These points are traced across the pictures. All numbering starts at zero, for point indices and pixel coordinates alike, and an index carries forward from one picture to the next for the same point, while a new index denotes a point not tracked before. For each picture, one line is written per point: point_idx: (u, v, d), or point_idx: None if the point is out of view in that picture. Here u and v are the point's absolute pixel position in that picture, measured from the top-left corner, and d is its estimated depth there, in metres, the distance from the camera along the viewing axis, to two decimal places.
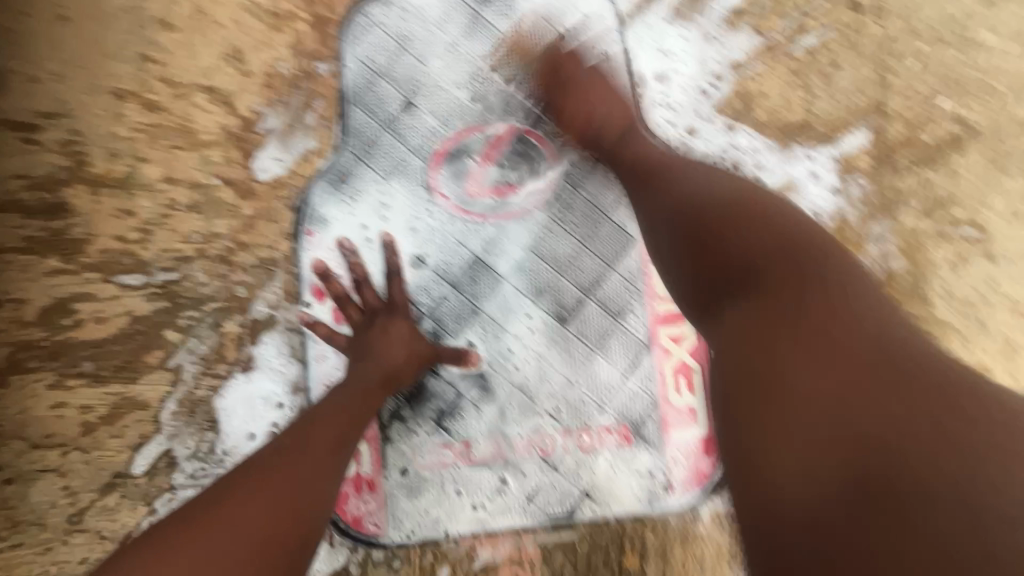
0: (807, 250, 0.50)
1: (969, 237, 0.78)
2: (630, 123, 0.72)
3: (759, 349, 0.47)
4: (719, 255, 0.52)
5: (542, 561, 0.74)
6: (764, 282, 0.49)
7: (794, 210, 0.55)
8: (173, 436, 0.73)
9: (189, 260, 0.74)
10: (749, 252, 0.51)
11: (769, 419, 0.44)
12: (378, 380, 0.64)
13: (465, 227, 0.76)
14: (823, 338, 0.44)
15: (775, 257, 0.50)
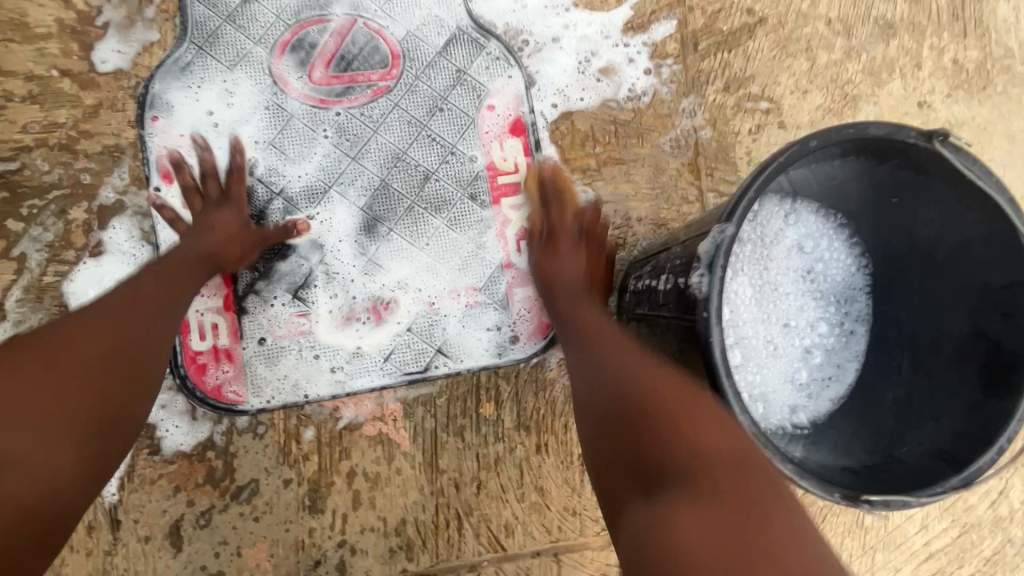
0: (727, 464, 0.46)
1: (764, 110, 0.91)
2: (585, 285, 0.75)
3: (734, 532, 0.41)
4: (640, 460, 0.49)
5: (403, 416, 0.79)
6: (716, 486, 0.44)
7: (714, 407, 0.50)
8: (20, 322, 0.73)
9: (29, 149, 0.75)
10: (682, 462, 0.46)
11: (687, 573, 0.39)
12: (200, 251, 0.70)
13: (311, 113, 0.81)
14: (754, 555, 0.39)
15: (713, 465, 0.46)
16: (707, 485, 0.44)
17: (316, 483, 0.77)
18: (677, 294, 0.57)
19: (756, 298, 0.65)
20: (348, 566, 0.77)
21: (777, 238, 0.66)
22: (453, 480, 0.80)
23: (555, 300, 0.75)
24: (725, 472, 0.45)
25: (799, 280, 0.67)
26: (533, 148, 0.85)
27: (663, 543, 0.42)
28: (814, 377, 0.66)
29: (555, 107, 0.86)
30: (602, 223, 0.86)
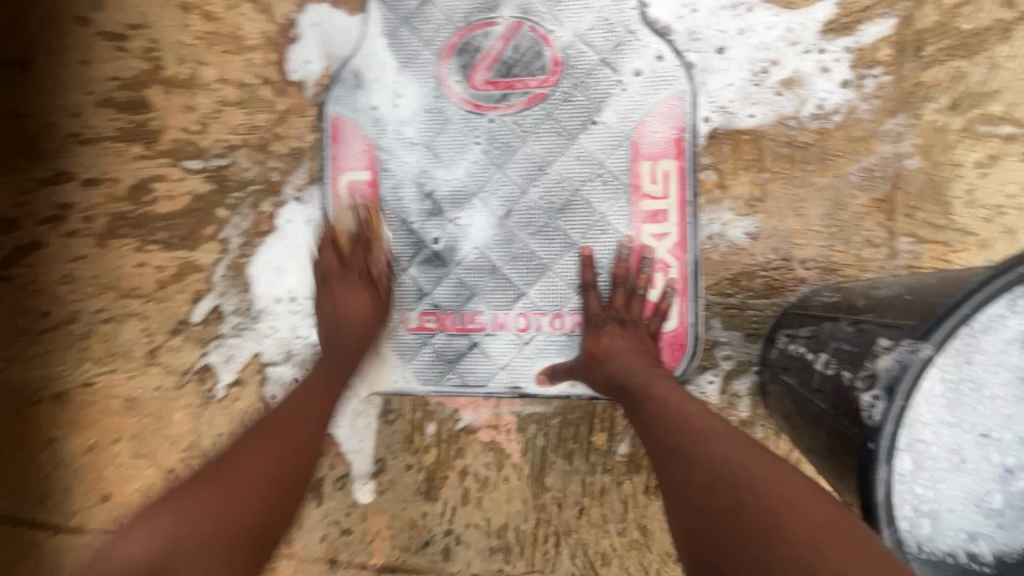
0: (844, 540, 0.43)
1: (1005, 136, 0.71)
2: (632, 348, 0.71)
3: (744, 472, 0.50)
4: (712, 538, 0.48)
5: (516, 429, 0.82)
6: None
7: (754, 481, 0.49)
8: (222, 293, 0.92)
9: (236, 148, 0.89)
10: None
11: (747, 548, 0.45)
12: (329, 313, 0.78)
13: (466, 119, 0.82)
14: None
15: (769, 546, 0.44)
16: None
17: (432, 473, 0.84)
18: (842, 389, 0.48)
19: (947, 398, 0.53)
20: (451, 552, 0.84)
21: (988, 325, 0.53)
22: (555, 500, 0.81)
23: (606, 378, 0.69)
24: None
25: (1014, 381, 0.53)
26: (688, 175, 0.77)
27: None
28: (1014, 504, 0.53)
29: (711, 123, 0.77)
30: (757, 261, 0.76)
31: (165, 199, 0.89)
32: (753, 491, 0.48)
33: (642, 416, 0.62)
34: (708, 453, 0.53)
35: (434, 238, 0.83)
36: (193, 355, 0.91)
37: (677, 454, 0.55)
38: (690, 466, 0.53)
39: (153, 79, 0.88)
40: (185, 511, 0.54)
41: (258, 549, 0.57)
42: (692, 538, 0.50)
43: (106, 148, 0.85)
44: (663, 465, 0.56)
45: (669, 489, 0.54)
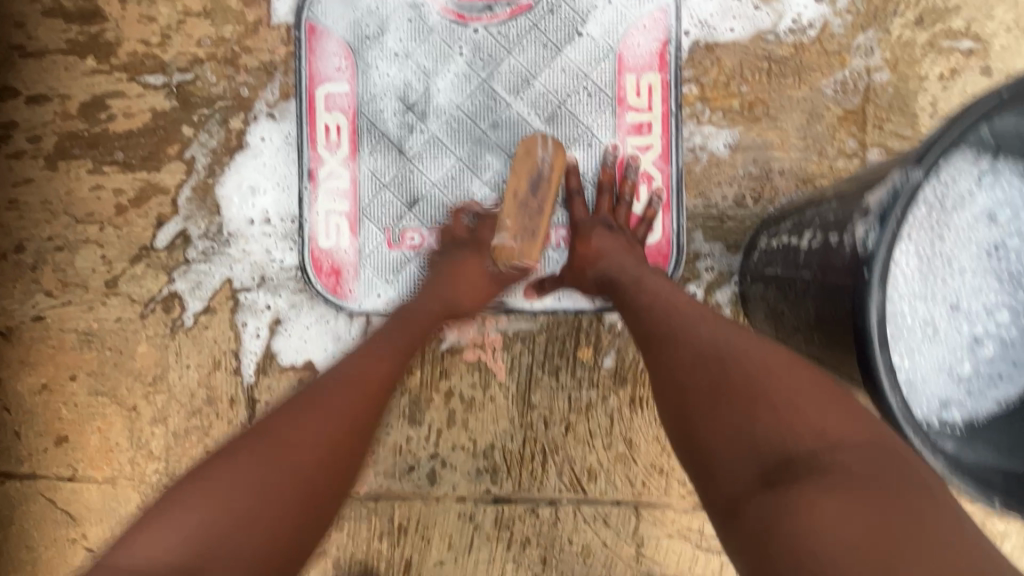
0: (814, 395, 0.45)
1: (965, 50, 0.75)
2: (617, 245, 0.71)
3: (726, 345, 0.51)
4: (691, 407, 0.49)
5: (502, 348, 0.81)
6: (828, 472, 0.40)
7: (733, 348, 0.51)
8: (188, 218, 0.84)
9: (201, 62, 0.83)
10: (791, 443, 0.43)
11: (728, 414, 0.47)
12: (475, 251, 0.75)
13: (450, 29, 0.80)
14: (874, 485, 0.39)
15: (749, 402, 0.46)
16: (828, 476, 0.40)
17: (416, 396, 0.82)
18: (831, 250, 0.49)
19: (920, 273, 0.55)
20: (437, 477, 0.82)
21: (959, 201, 0.55)
22: (542, 417, 0.81)
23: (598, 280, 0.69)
24: (865, 463, 0.40)
25: (981, 255, 0.56)
26: (672, 89, 0.78)
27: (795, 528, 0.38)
28: (980, 371, 0.56)
29: (692, 37, 0.78)
30: (738, 174, 0.77)
31: (122, 117, 0.85)
32: (739, 358, 0.49)
33: (633, 308, 0.62)
34: (692, 333, 0.54)
35: (416, 154, 0.81)
36: (156, 285, 0.84)
37: (662, 337, 0.56)
38: (682, 343, 0.54)
39: None
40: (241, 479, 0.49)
41: (314, 523, 0.52)
42: (674, 410, 0.51)
43: (53, 63, 0.85)
44: (647, 344, 0.57)
45: (652, 368, 0.55)
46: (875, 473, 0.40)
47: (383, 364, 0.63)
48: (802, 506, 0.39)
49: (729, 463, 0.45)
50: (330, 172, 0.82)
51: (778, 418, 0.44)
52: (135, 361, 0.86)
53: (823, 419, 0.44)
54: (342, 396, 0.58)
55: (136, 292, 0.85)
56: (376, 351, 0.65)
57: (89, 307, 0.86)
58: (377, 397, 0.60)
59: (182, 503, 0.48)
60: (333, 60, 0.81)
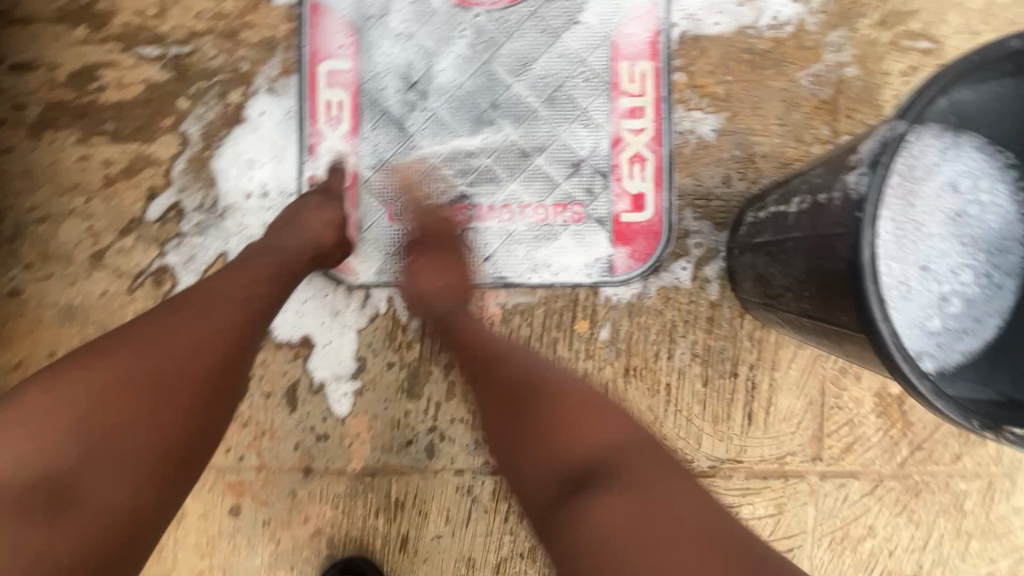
0: (542, 400, 0.59)
1: (922, 49, 0.83)
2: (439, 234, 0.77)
3: (510, 351, 0.67)
4: (505, 397, 0.62)
5: (501, 321, 0.83)
6: (608, 475, 0.51)
7: (512, 352, 0.67)
8: (182, 190, 0.83)
9: (200, 35, 0.83)
10: (573, 445, 0.54)
11: (535, 412, 0.58)
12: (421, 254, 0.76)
13: (452, 12, 0.83)
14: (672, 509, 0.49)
15: (521, 397, 0.60)
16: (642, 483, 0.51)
17: (415, 369, 0.83)
18: (821, 207, 0.54)
19: (894, 234, 0.61)
20: (435, 450, 0.83)
21: (928, 172, 0.61)
22: None
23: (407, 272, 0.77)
24: (627, 456, 0.53)
25: (947, 221, 0.62)
26: (664, 76, 0.83)
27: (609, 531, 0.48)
28: (948, 326, 0.62)
29: (681, 28, 0.83)
30: (724, 157, 0.83)
31: (114, 88, 0.83)
32: (517, 366, 0.64)
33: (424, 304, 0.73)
34: (477, 336, 0.69)
35: (418, 131, 0.83)
36: (146, 258, 0.82)
37: (458, 336, 0.70)
38: (502, 372, 0.64)
39: None
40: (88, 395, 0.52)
41: (194, 442, 0.55)
42: (501, 398, 0.62)
43: (41, 31, 0.83)
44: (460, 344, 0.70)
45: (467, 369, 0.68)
46: (631, 468, 0.52)
47: (241, 290, 0.63)
48: (590, 504, 0.50)
49: (525, 461, 0.57)
50: (330, 147, 0.83)
51: (547, 411, 0.58)
52: None
53: (603, 433, 0.55)
54: (202, 326, 0.58)
55: (124, 265, 0.83)
56: (242, 282, 0.63)
57: (72, 281, 0.83)
58: (242, 335, 0.60)
59: (1, 420, 0.51)
60: (336, 38, 0.83)
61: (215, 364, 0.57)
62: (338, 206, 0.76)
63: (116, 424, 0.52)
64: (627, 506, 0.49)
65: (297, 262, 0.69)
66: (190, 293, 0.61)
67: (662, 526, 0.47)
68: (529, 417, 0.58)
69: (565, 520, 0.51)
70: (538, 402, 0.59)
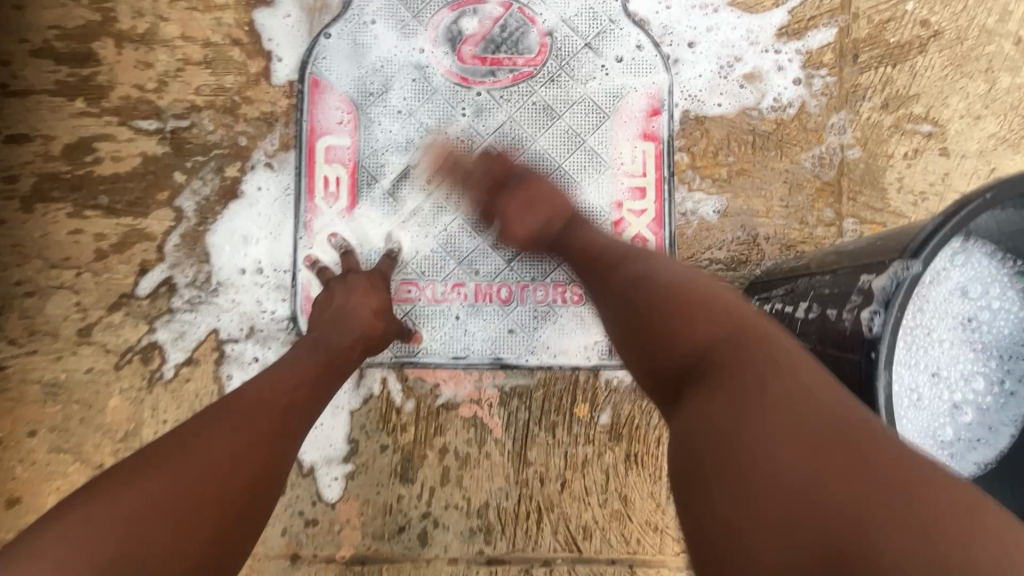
0: (645, 299, 0.53)
1: (925, 132, 0.82)
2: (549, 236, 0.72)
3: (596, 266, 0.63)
4: (612, 296, 0.57)
5: (498, 403, 0.80)
6: (712, 371, 0.43)
7: (629, 260, 0.60)
8: (174, 265, 0.81)
9: (199, 110, 0.82)
10: (694, 348, 0.46)
11: (632, 319, 0.53)
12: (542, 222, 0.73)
13: (453, 90, 0.82)
14: (786, 404, 0.38)
15: (627, 314, 0.54)
16: (731, 373, 0.42)
17: (409, 453, 0.80)
18: (829, 325, 0.52)
19: (907, 343, 0.59)
20: (428, 538, 0.79)
21: (939, 277, 0.60)
22: (538, 474, 0.80)
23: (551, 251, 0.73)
24: (733, 349, 0.44)
25: (957, 327, 0.60)
26: (665, 157, 0.82)
27: (707, 433, 0.40)
28: (961, 436, 0.60)
29: (683, 109, 0.83)
30: (726, 238, 0.82)
31: (109, 161, 0.82)
32: (622, 272, 0.58)
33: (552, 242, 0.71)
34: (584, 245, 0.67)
35: (417, 209, 0.82)
36: (135, 334, 0.80)
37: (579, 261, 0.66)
38: (614, 283, 0.58)
39: (104, 30, 0.83)
40: (132, 498, 0.46)
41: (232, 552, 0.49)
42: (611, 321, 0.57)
43: (38, 103, 0.82)
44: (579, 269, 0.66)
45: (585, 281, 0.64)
46: (744, 360, 0.43)
47: (287, 388, 0.60)
48: (697, 402, 0.42)
49: (651, 369, 0.50)
50: (327, 223, 0.82)
51: (651, 320, 0.51)
52: (105, 415, 0.80)
53: (706, 324, 0.48)
54: (244, 433, 0.53)
55: (112, 342, 0.80)
56: (286, 385, 0.60)
57: (58, 356, 0.80)
58: (285, 440, 0.56)
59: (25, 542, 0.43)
60: (336, 114, 0.82)
61: (260, 472, 0.52)
62: (362, 289, 0.72)
63: (150, 540, 0.44)
64: (745, 420, 0.38)
65: (344, 361, 0.67)
66: (234, 395, 0.57)
67: (770, 435, 0.37)
68: (642, 324, 0.52)
69: (683, 421, 0.43)
70: (653, 304, 0.52)
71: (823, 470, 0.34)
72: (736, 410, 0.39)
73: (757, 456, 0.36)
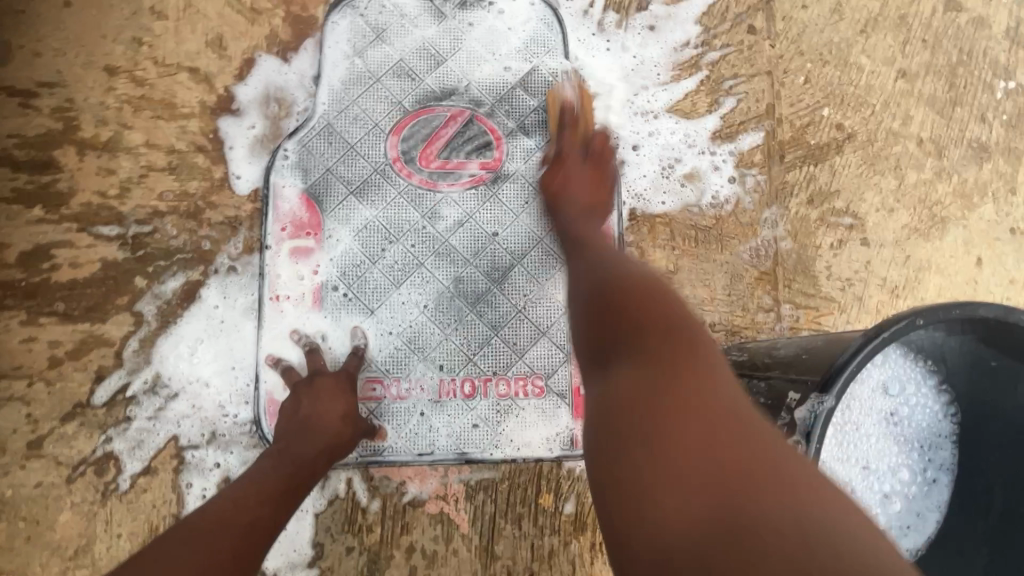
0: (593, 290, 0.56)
1: (847, 224, 0.91)
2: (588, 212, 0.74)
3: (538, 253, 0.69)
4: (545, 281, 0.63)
5: (465, 498, 0.81)
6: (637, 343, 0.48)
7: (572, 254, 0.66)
8: (133, 371, 0.80)
9: (162, 215, 0.84)
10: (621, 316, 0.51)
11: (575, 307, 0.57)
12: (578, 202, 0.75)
13: (415, 192, 0.86)
14: (667, 372, 0.44)
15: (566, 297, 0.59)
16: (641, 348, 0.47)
17: (376, 554, 0.80)
18: None
19: (838, 439, 0.64)
20: None
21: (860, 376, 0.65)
22: (505, 568, 0.80)
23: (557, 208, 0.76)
24: (654, 325, 0.49)
25: (881, 422, 0.66)
26: (616, 251, 0.88)
27: (611, 403, 0.45)
28: (893, 525, 0.65)
29: (631, 207, 0.89)
30: None
31: (68, 267, 0.82)
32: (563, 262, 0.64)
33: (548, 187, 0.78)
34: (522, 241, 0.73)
35: (380, 306, 0.84)
36: (89, 444, 0.79)
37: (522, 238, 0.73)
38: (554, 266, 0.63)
39: (66, 138, 0.84)
40: None
41: None
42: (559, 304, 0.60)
43: None
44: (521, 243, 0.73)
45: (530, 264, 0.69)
46: (645, 335, 0.48)
47: (258, 501, 0.60)
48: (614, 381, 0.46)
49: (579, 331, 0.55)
50: (290, 323, 0.83)
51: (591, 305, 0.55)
52: (54, 531, 0.77)
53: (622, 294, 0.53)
54: (215, 540, 0.54)
55: (64, 453, 0.78)
56: (254, 499, 0.60)
57: (4, 471, 0.77)
58: (250, 558, 0.54)
59: None
60: (300, 216, 0.85)
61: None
62: (327, 394, 0.72)
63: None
64: (646, 411, 0.42)
65: (309, 473, 0.66)
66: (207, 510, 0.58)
67: (653, 413, 0.41)
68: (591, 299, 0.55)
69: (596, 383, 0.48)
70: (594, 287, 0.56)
71: (680, 444, 0.39)
72: (635, 387, 0.44)
73: (642, 440, 0.40)
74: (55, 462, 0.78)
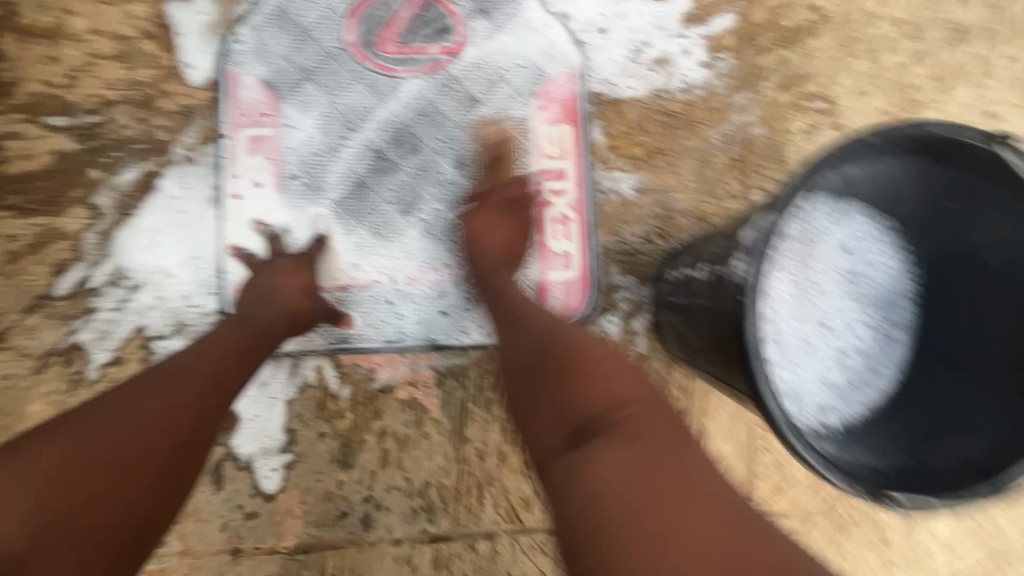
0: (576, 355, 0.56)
1: (819, 109, 0.89)
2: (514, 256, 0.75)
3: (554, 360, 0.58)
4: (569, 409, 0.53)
5: (435, 384, 0.82)
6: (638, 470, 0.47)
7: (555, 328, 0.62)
8: (93, 264, 0.79)
9: (112, 105, 0.81)
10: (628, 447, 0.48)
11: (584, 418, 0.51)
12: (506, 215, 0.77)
13: (375, 79, 0.83)
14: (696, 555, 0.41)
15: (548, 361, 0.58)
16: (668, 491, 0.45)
17: (348, 439, 0.81)
18: (715, 280, 0.58)
19: (795, 295, 0.66)
20: (371, 520, 0.80)
21: (819, 233, 0.65)
22: (476, 450, 0.82)
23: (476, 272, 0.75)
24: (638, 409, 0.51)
25: (840, 280, 0.67)
26: (582, 137, 0.86)
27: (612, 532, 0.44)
28: (849, 379, 0.65)
29: (598, 92, 0.87)
30: (644, 211, 0.86)
31: (18, 160, 0.80)
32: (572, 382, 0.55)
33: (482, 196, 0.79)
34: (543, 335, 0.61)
35: (342, 195, 0.82)
36: (53, 336, 0.78)
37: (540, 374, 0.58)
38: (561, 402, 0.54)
39: (6, 25, 0.80)
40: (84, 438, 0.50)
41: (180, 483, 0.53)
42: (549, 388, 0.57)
43: None
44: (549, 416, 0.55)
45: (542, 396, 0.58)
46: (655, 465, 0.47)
47: (221, 354, 0.62)
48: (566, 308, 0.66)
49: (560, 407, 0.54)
50: (251, 214, 0.81)
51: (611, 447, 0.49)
52: (25, 421, 0.77)
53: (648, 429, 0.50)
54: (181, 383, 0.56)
55: (28, 345, 0.78)
56: (217, 353, 0.62)
57: None
58: (217, 400, 0.58)
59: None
60: (256, 104, 0.82)
61: (198, 430, 0.55)
62: (287, 271, 0.73)
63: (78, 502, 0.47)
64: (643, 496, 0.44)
65: (274, 336, 0.68)
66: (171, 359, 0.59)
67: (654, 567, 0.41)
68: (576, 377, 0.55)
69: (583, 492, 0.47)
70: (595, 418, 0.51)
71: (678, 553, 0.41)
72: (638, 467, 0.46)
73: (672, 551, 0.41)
74: (20, 354, 0.78)
